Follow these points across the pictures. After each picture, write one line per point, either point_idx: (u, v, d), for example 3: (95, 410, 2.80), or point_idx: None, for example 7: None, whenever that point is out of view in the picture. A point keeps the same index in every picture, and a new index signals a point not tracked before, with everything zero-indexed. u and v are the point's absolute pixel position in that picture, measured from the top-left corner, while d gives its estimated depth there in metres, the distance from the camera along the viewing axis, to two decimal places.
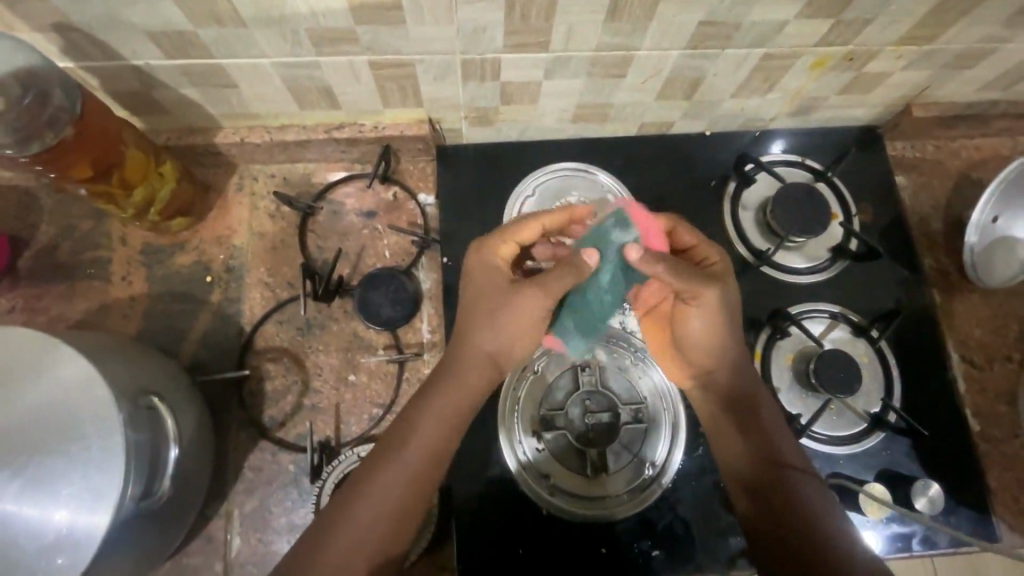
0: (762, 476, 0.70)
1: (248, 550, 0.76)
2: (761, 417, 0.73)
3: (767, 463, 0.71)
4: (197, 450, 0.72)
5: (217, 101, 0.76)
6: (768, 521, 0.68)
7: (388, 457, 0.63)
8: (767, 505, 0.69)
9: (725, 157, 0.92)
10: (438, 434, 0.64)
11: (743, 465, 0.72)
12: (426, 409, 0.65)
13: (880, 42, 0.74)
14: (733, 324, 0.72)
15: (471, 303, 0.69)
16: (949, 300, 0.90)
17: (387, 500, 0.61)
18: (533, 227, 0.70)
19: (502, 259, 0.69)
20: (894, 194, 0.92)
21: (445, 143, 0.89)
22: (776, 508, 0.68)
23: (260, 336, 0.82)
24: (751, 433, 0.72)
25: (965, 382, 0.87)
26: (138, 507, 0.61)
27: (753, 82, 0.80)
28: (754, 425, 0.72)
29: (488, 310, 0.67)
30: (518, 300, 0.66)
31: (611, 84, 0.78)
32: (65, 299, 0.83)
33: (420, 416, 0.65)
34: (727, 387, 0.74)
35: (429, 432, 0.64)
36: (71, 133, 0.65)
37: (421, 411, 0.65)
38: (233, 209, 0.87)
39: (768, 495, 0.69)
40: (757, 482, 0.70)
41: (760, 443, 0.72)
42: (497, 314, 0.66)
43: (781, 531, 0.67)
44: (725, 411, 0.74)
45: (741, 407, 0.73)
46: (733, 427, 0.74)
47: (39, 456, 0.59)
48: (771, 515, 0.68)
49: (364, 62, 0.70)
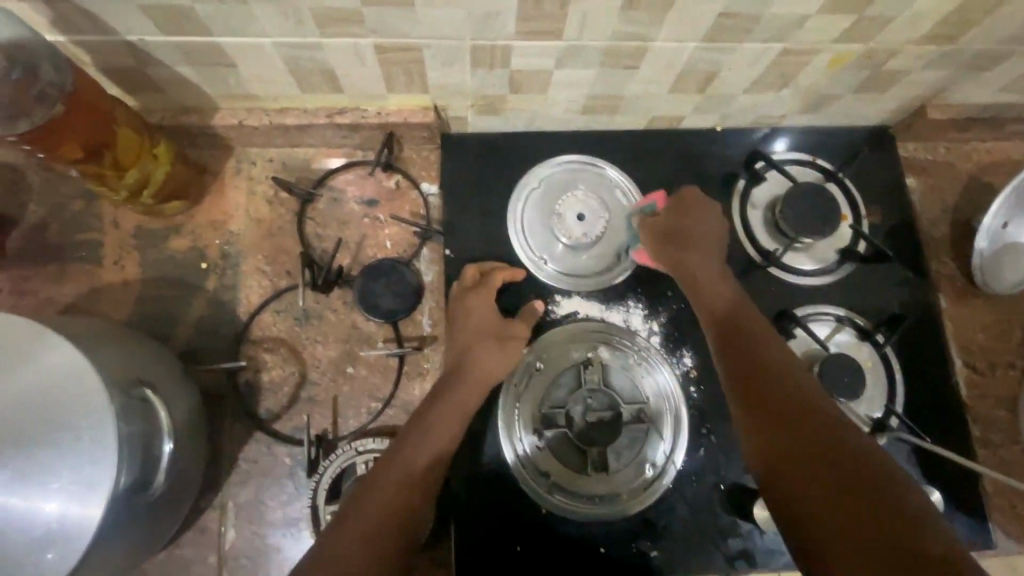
0: (801, 435, 0.59)
1: (243, 543, 0.75)
2: (791, 383, 0.65)
3: (804, 421, 0.60)
4: (193, 440, 0.70)
5: (214, 81, 0.73)
6: (815, 489, 0.54)
7: (415, 435, 0.68)
8: (813, 471, 0.56)
9: (736, 154, 0.90)
10: (455, 418, 0.71)
11: (776, 430, 0.61)
12: (442, 400, 0.71)
13: (901, 41, 0.72)
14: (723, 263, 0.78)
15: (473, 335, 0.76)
16: (954, 306, 0.89)
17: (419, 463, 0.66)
18: (494, 280, 0.79)
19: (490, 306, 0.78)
20: (904, 197, 0.91)
21: (450, 131, 0.86)
22: (827, 470, 0.55)
23: (257, 324, 0.80)
24: (784, 395, 0.64)
25: (966, 388, 0.86)
26: (130, 500, 0.59)
27: (769, 78, 0.78)
28: (786, 388, 0.64)
29: (492, 339, 0.76)
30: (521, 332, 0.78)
31: (624, 75, 0.76)
32: (54, 281, 0.80)
33: (435, 407, 0.71)
34: (750, 352, 0.69)
35: (442, 422, 0.69)
36: (62, 110, 0.62)
37: (437, 403, 0.71)
38: (230, 193, 0.84)
39: (813, 456, 0.57)
40: (798, 446, 0.58)
41: (795, 405, 0.62)
42: (498, 340, 0.76)
43: (835, 497, 0.53)
44: (751, 370, 0.67)
45: (767, 370, 0.67)
46: (757, 386, 0.66)
47: (26, 447, 0.56)
48: (819, 482, 0.55)
49: (369, 45, 0.67)
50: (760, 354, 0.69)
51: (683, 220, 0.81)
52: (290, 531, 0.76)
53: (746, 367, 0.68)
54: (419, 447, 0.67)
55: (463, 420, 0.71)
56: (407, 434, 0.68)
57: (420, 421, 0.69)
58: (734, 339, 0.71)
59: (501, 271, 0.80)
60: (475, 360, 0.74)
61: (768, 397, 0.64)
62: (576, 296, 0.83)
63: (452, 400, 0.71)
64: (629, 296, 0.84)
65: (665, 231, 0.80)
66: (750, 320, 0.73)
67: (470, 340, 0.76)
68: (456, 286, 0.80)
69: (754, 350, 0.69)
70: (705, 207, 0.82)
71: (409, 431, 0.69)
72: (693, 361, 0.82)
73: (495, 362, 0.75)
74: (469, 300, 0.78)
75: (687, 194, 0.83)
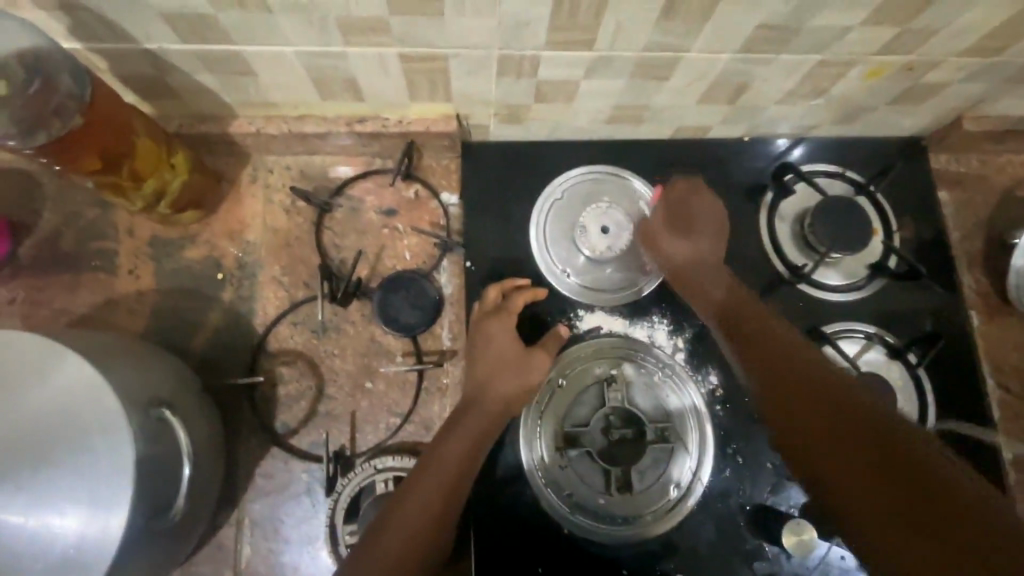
0: (826, 417, 0.60)
1: (259, 560, 0.74)
2: (817, 369, 0.64)
3: (841, 412, 0.60)
4: (211, 458, 0.69)
5: (234, 89, 0.71)
6: (871, 486, 0.55)
7: (425, 473, 0.65)
8: (861, 469, 0.56)
9: (764, 165, 0.88)
10: (469, 449, 0.68)
11: (815, 425, 0.61)
12: (455, 433, 0.69)
13: (942, 53, 0.70)
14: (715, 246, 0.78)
15: (488, 363, 0.73)
16: (987, 324, 0.87)
17: (429, 501, 0.64)
18: (511, 304, 0.77)
19: (507, 331, 0.75)
20: (936, 211, 0.88)
21: (471, 139, 0.84)
22: (877, 466, 0.55)
23: (274, 337, 0.79)
24: (814, 384, 0.63)
25: (999, 409, 0.84)
26: (148, 525, 0.58)
27: (802, 89, 0.76)
28: (817, 376, 0.64)
29: (508, 368, 0.73)
30: (539, 358, 0.75)
31: (654, 86, 0.73)
32: (68, 291, 0.79)
33: (449, 440, 0.68)
34: (765, 342, 0.68)
35: (455, 459, 0.67)
36: (80, 121, 0.60)
37: (450, 436, 0.68)
38: (247, 202, 0.82)
39: (863, 452, 0.57)
40: (841, 441, 0.58)
41: (827, 394, 0.62)
42: (516, 368, 0.73)
43: (893, 492, 0.53)
44: (765, 354, 0.67)
45: (792, 362, 0.66)
46: (773, 372, 0.66)
47: (41, 472, 0.54)
48: (874, 480, 0.55)
49: (394, 54, 0.65)
50: (777, 342, 0.68)
51: (681, 217, 0.79)
52: (307, 549, 0.74)
53: (771, 361, 0.67)
54: (433, 486, 0.65)
55: (476, 451, 0.69)
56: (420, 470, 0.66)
57: (432, 456, 0.67)
58: (749, 330, 0.70)
59: (518, 295, 0.77)
60: (489, 390, 0.71)
61: (799, 391, 0.64)
62: (599, 310, 0.81)
63: (467, 433, 0.69)
64: (653, 311, 0.82)
65: (659, 233, 0.80)
66: (756, 305, 0.73)
67: (487, 368, 0.73)
68: (476, 307, 0.78)
69: (773, 340, 0.68)
70: (697, 197, 0.80)
71: (422, 467, 0.66)
72: (719, 379, 0.80)
73: (514, 391, 0.72)
74: (490, 325, 0.75)
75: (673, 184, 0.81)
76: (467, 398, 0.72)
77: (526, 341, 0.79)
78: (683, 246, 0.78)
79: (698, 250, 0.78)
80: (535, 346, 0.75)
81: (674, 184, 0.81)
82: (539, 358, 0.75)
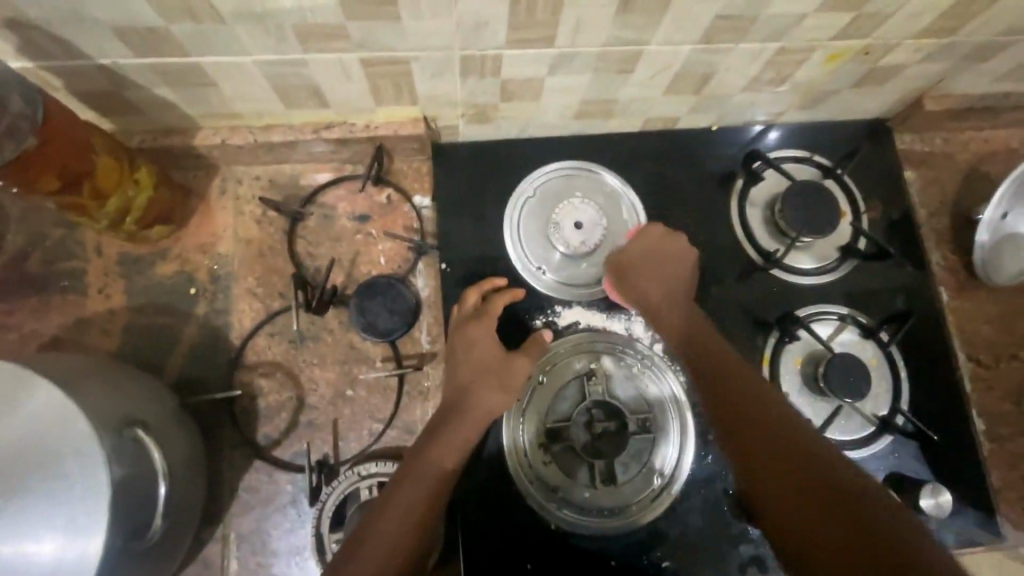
0: (755, 430, 0.65)
1: (247, 574, 0.74)
2: (784, 421, 0.65)
3: (808, 468, 0.60)
4: (193, 474, 0.68)
5: (194, 100, 0.70)
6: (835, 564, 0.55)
7: (406, 479, 0.65)
8: (825, 517, 0.57)
9: (733, 154, 0.89)
10: (451, 454, 0.68)
11: (792, 491, 0.60)
12: (417, 465, 0.66)
13: (899, 36, 0.71)
14: (683, 278, 0.78)
15: (470, 369, 0.73)
16: (956, 298, 0.89)
17: (411, 506, 0.64)
18: (493, 311, 0.76)
19: (488, 336, 0.75)
20: (903, 190, 0.90)
21: (441, 140, 0.84)
22: (812, 504, 0.58)
23: (251, 349, 0.78)
24: (745, 408, 0.67)
25: (971, 381, 0.86)
26: (129, 546, 0.57)
27: (766, 76, 0.77)
28: (796, 442, 0.63)
29: (491, 374, 0.73)
30: (519, 363, 0.74)
31: (619, 80, 0.74)
32: (38, 314, 0.77)
33: (409, 478, 0.66)
34: (746, 409, 0.67)
35: (436, 463, 0.67)
36: (34, 142, 0.58)
37: (409, 473, 0.66)
38: (217, 214, 0.81)
39: (813, 508, 0.58)
40: (804, 502, 0.59)
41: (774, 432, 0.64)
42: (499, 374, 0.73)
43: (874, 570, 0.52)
44: (720, 380, 0.70)
45: (758, 414, 0.66)
46: (717, 395, 0.69)
47: (14, 500, 0.54)
48: None
49: (356, 58, 0.65)
50: (747, 398, 0.67)
51: (650, 259, 0.78)
52: (295, 560, 0.74)
53: (738, 420, 0.67)
54: (416, 491, 0.65)
55: (458, 453, 0.69)
56: (400, 477, 0.66)
57: (391, 496, 0.64)
58: (719, 378, 0.70)
59: (497, 298, 0.77)
60: (471, 395, 0.72)
61: (759, 440, 0.64)
62: (577, 305, 0.82)
63: (429, 465, 0.66)
64: None
65: (628, 262, 0.79)
66: (713, 334, 0.74)
67: (468, 370, 0.73)
68: (456, 309, 0.78)
69: (747, 395, 0.68)
70: (674, 246, 0.79)
71: (403, 472, 0.66)
72: None
73: (494, 397, 0.72)
74: (469, 330, 0.75)
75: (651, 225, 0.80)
76: (450, 403, 0.72)
77: (506, 346, 0.79)
78: (647, 278, 0.77)
79: (656, 284, 0.77)
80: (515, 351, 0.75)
81: (652, 228, 0.80)
82: (520, 358, 0.75)
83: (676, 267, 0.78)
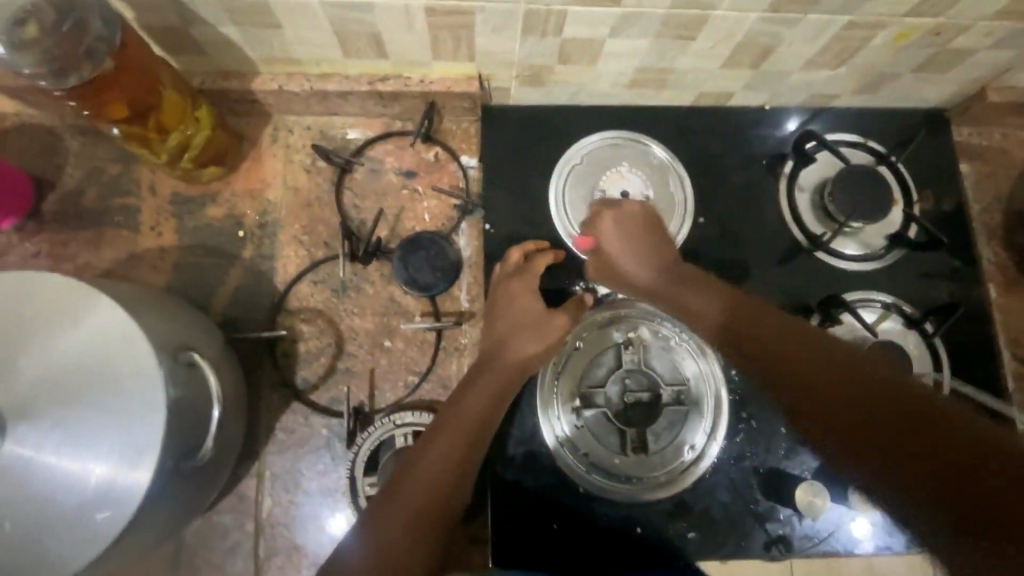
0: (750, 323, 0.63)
1: (280, 511, 0.75)
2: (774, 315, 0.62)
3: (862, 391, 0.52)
4: (235, 409, 0.70)
5: (258, 42, 0.71)
6: (929, 476, 0.46)
7: (444, 430, 0.66)
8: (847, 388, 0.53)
9: (785, 134, 0.87)
10: (486, 407, 0.68)
11: (805, 357, 0.57)
12: (453, 415, 0.67)
13: (974, 16, 0.69)
14: (648, 235, 0.74)
15: (510, 324, 0.73)
16: (1004, 296, 0.87)
17: (448, 457, 0.64)
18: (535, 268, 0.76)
19: (529, 292, 0.75)
20: (956, 182, 0.88)
21: (491, 102, 0.84)
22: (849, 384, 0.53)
23: (295, 294, 0.80)
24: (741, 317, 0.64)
25: (1013, 380, 0.84)
26: (180, 466, 0.58)
27: (827, 55, 0.76)
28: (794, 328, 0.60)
29: (530, 330, 0.73)
30: (557, 323, 0.74)
31: (679, 46, 0.73)
32: (92, 246, 0.79)
33: (444, 431, 0.66)
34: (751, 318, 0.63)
35: (473, 415, 0.67)
36: (111, 66, 0.60)
37: (447, 425, 0.66)
38: (268, 161, 0.83)
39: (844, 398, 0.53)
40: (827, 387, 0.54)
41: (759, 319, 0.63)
42: (537, 331, 0.73)
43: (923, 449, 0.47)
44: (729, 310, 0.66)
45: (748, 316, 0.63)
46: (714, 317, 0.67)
47: (77, 409, 0.55)
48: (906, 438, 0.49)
49: (421, 7, 0.65)
50: (757, 314, 0.63)
51: (605, 260, 0.75)
52: (328, 501, 0.76)
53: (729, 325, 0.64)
54: (452, 443, 0.65)
55: (493, 407, 0.69)
56: (436, 426, 0.67)
57: (426, 446, 0.65)
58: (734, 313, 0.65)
59: (539, 256, 0.77)
60: (508, 350, 0.72)
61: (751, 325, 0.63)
62: None
63: (464, 418, 0.67)
64: None
65: (612, 256, 0.75)
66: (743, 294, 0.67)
67: (507, 324, 0.73)
68: (498, 267, 0.78)
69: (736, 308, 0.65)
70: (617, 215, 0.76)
71: (439, 422, 0.67)
72: None
73: (531, 353, 0.72)
74: (511, 285, 0.75)
75: (600, 214, 0.76)
76: (485, 357, 0.72)
77: (546, 305, 0.79)
78: (617, 259, 0.74)
79: (630, 258, 0.74)
80: (554, 310, 0.75)
81: (601, 222, 0.76)
82: (560, 319, 0.74)
83: (628, 230, 0.75)
